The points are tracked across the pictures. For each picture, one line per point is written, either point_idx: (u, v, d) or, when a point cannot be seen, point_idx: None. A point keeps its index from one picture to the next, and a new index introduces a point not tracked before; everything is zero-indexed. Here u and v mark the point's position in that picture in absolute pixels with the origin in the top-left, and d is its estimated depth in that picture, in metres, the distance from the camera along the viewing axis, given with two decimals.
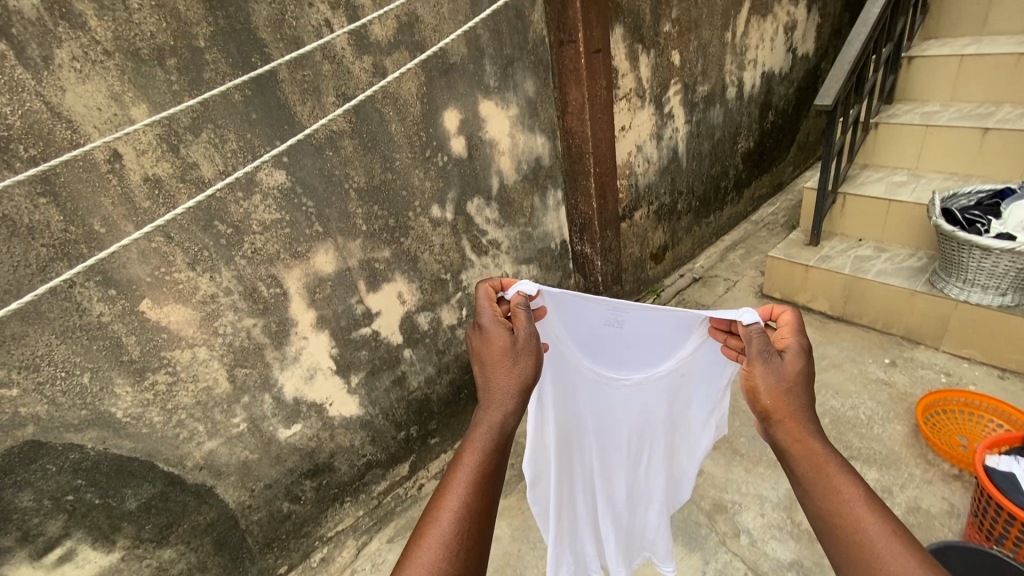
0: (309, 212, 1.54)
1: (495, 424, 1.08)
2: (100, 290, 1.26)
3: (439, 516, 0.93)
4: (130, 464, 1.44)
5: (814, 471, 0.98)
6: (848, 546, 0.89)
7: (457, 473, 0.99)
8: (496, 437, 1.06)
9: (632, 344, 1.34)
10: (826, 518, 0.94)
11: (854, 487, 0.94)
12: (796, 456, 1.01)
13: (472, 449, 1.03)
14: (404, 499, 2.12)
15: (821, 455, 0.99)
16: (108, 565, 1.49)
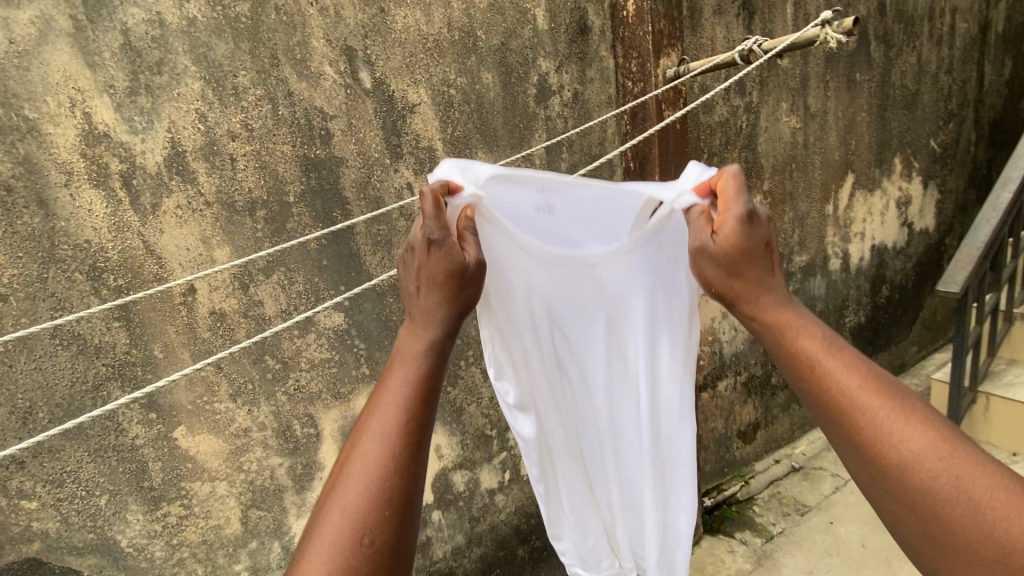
0: (360, 354, 1.54)
1: (424, 352, 0.78)
2: (142, 413, 1.29)
3: (353, 481, 0.69)
4: None
5: (861, 418, 0.69)
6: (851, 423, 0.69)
7: (378, 422, 0.73)
8: (431, 364, 0.78)
9: (592, 219, 1.01)
10: (822, 411, 0.73)
11: (916, 418, 0.67)
12: (827, 382, 0.72)
13: (394, 386, 0.75)
14: None
15: (853, 378, 0.71)
16: None
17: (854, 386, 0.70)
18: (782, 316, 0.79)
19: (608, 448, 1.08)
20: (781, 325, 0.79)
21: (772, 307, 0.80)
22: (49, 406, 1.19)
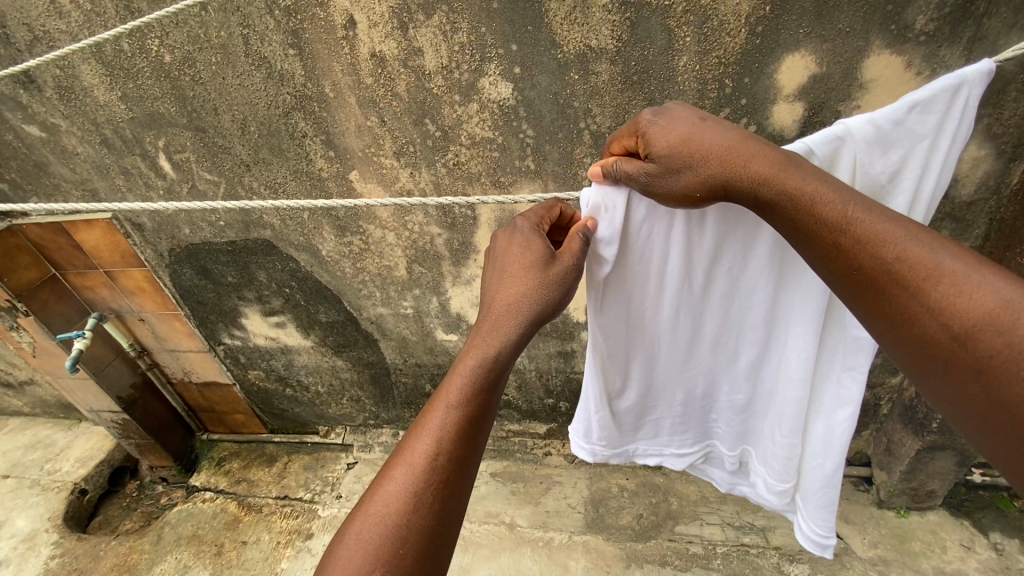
0: (526, 141, 1.23)
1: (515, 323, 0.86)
2: (324, 148, 1.34)
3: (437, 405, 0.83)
4: (325, 291, 1.70)
5: (865, 247, 0.69)
6: (847, 265, 0.71)
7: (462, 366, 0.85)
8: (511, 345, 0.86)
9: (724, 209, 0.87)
10: (824, 253, 0.72)
11: (904, 231, 0.69)
12: (858, 243, 0.70)
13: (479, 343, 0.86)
14: (528, 452, 2.06)
15: (899, 233, 0.68)
16: (304, 346, 1.91)
17: (893, 239, 0.68)
18: (765, 153, 0.75)
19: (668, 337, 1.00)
20: (793, 165, 0.74)
21: (789, 171, 0.73)
22: (256, 122, 1.32)
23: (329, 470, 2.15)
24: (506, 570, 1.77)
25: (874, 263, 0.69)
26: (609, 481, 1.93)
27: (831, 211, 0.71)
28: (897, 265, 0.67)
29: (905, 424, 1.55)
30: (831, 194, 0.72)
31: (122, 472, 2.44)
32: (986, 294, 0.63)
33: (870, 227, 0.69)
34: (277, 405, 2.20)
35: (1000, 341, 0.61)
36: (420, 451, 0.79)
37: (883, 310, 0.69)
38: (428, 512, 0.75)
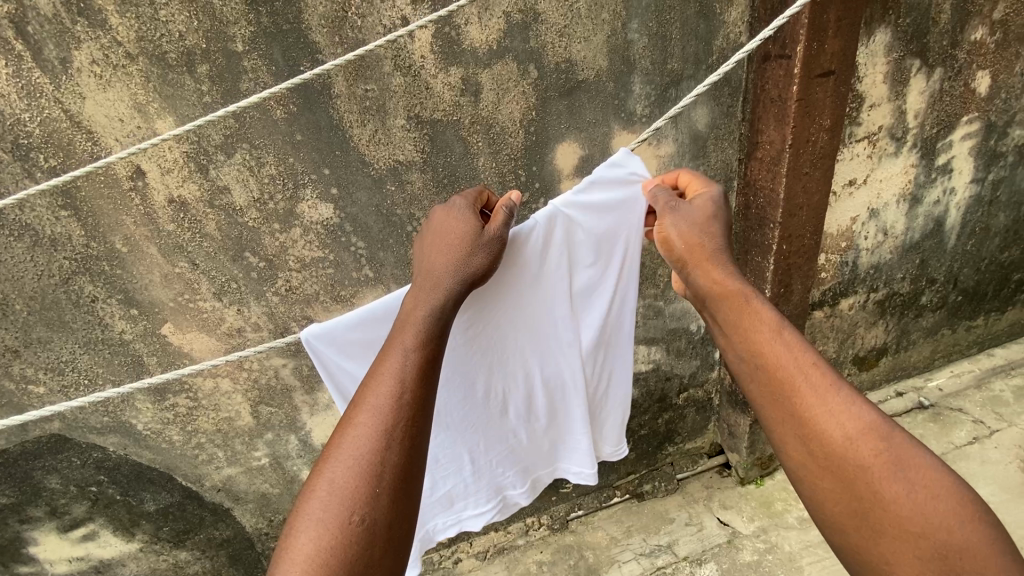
0: (358, 253, 1.26)
1: (429, 313, 0.88)
2: (122, 308, 1.18)
3: (358, 411, 0.80)
4: (149, 472, 1.41)
5: (787, 369, 0.83)
6: (773, 378, 0.84)
7: (382, 368, 0.83)
8: (434, 326, 0.87)
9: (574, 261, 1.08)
10: (746, 358, 0.88)
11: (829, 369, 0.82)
12: (757, 353, 0.86)
13: (394, 345, 0.85)
14: (436, 567, 1.90)
15: (806, 356, 0.83)
16: (129, 550, 1.52)
17: (791, 357, 0.83)
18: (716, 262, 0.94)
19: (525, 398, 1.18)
20: (730, 298, 0.91)
21: (730, 292, 0.91)
22: (24, 297, 1.11)
23: None
24: None
25: (793, 382, 0.82)
26: (527, 561, 1.89)
27: (756, 329, 0.87)
28: (799, 376, 0.82)
29: (734, 407, 1.87)
30: (752, 309, 0.88)
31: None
32: (893, 436, 0.77)
33: (769, 346, 0.85)
34: None
35: (886, 458, 0.75)
36: (343, 463, 0.76)
37: (771, 405, 0.84)
38: (370, 532, 0.73)
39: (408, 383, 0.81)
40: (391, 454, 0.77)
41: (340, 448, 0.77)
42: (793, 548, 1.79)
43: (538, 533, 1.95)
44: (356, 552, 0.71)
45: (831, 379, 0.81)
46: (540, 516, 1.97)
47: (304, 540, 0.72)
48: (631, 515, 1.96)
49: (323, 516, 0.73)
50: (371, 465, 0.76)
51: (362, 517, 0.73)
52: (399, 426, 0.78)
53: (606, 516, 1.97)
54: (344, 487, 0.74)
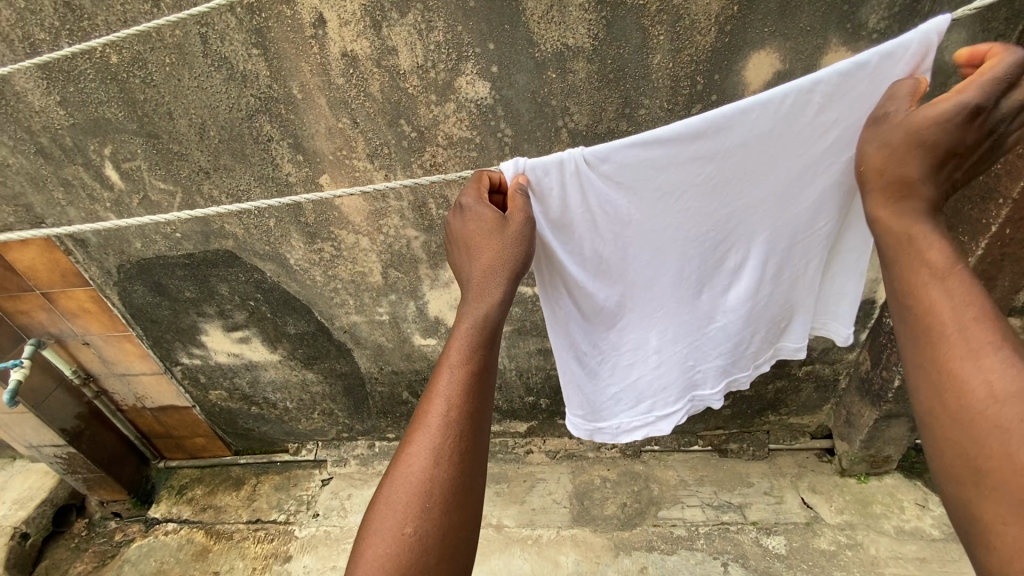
0: (504, 140, 1.23)
1: (479, 322, 0.85)
2: (291, 152, 1.29)
3: (422, 418, 0.81)
4: (294, 301, 1.63)
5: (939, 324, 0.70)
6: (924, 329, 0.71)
7: (440, 378, 0.83)
8: (483, 334, 0.85)
9: (785, 135, 0.88)
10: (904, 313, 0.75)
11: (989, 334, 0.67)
12: (919, 316, 0.72)
13: (450, 355, 0.84)
14: (509, 451, 2.06)
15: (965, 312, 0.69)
16: (272, 360, 1.82)
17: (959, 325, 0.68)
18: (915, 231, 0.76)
19: (630, 271, 1.06)
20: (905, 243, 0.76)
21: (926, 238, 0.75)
22: (217, 126, 1.25)
23: (303, 489, 2.06)
24: (497, 571, 1.76)
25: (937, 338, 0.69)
26: (593, 473, 1.97)
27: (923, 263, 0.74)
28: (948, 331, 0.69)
29: (863, 396, 1.67)
30: (914, 267, 0.74)
31: (68, 511, 2.24)
32: None
33: (942, 307, 0.70)
34: (241, 424, 2.08)
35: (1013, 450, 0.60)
36: (410, 475, 0.78)
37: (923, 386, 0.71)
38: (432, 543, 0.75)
39: (467, 398, 0.81)
40: (453, 467, 0.78)
41: (406, 458, 0.79)
42: (880, 554, 1.64)
43: (609, 453, 2.00)
44: (420, 559, 0.74)
45: (974, 301, 0.69)
46: (615, 439, 2.01)
47: (373, 542, 0.76)
48: (708, 466, 1.92)
49: (390, 525, 0.76)
50: (420, 482, 0.77)
51: (422, 529, 0.75)
52: (444, 445, 0.79)
53: (682, 459, 1.96)
54: (410, 497, 0.77)
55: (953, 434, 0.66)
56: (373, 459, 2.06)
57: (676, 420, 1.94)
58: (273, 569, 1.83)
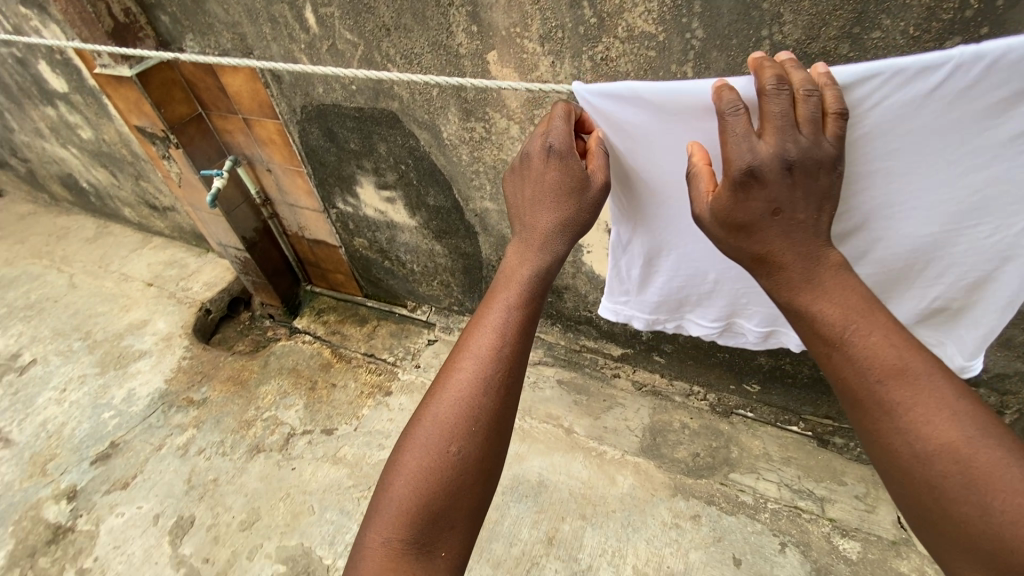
0: (690, 45, 1.09)
1: (531, 272, 0.93)
2: (467, 23, 1.28)
3: (467, 350, 0.87)
4: (438, 174, 1.71)
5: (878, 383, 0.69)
6: (865, 387, 0.70)
7: (489, 314, 0.90)
8: (537, 279, 0.93)
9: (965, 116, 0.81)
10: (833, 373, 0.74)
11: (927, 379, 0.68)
12: (833, 360, 0.73)
13: (500, 297, 0.91)
14: (597, 369, 2.10)
15: (900, 360, 0.69)
16: (409, 224, 1.99)
17: (881, 364, 0.69)
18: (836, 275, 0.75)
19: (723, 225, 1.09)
20: (833, 294, 0.74)
21: (850, 290, 0.74)
22: None
23: (412, 343, 2.32)
24: (557, 466, 1.88)
25: (881, 395, 0.69)
26: (673, 416, 1.96)
27: (833, 328, 0.73)
28: (881, 387, 0.69)
29: None
30: (822, 299, 0.75)
31: (238, 303, 2.79)
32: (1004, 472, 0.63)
33: (860, 344, 0.71)
34: (374, 274, 2.35)
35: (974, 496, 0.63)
36: (452, 400, 0.84)
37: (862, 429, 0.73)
38: (464, 465, 0.82)
39: (509, 338, 0.87)
40: (490, 399, 0.84)
41: (449, 386, 0.85)
42: None
43: (696, 402, 1.96)
44: (452, 478, 0.81)
45: (913, 345, 0.69)
46: (707, 392, 1.96)
47: (410, 457, 0.84)
48: (799, 450, 1.81)
49: (427, 443, 0.83)
50: (465, 408, 0.83)
51: (460, 453, 0.82)
52: (495, 376, 0.84)
53: (772, 434, 1.86)
54: (447, 424, 0.83)
55: (912, 487, 0.67)
56: None
57: (780, 394, 1.82)
58: (375, 398, 2.15)
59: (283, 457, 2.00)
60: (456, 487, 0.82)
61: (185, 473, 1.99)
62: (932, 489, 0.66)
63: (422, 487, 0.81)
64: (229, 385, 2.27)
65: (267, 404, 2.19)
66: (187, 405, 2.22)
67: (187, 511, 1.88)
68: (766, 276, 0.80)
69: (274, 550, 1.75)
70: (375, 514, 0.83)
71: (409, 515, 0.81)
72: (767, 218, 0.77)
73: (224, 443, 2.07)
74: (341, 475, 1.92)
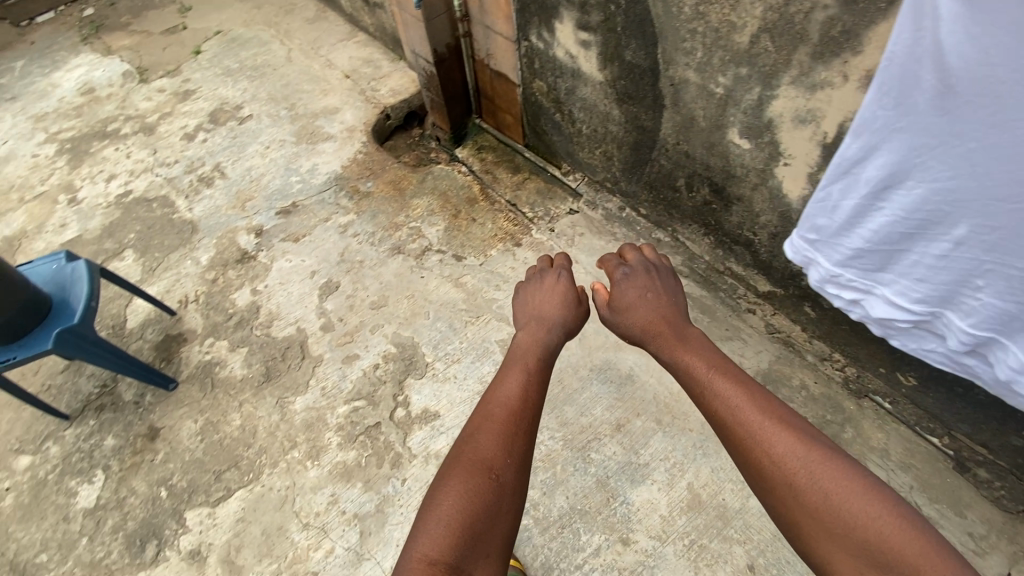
0: None
1: (545, 341, 1.40)
2: None
3: (492, 407, 1.21)
4: (648, 25, 1.52)
5: (747, 434, 1.04)
6: (737, 435, 1.06)
7: (508, 381, 1.29)
8: (543, 351, 1.39)
9: None
10: (725, 431, 1.09)
11: (770, 416, 1.05)
12: (709, 402, 1.13)
13: (518, 367, 1.33)
14: (732, 296, 1.92)
15: (753, 411, 1.06)
16: (595, 79, 1.84)
17: (738, 400, 1.09)
18: (697, 351, 1.25)
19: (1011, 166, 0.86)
20: (711, 368, 1.18)
21: (716, 365, 1.19)
22: None
23: (555, 206, 2.30)
24: (651, 368, 1.83)
25: (754, 438, 1.03)
26: (795, 373, 1.77)
27: (717, 396, 1.12)
28: (749, 434, 1.04)
29: None
30: (692, 360, 1.23)
31: (413, 118, 2.95)
32: (833, 472, 0.95)
33: (720, 388, 1.13)
34: (542, 124, 2.29)
35: (822, 498, 0.93)
36: (485, 450, 1.11)
37: (740, 459, 1.06)
38: (503, 488, 1.05)
39: (533, 393, 1.25)
40: (518, 442, 1.13)
41: (483, 434, 1.13)
42: None
43: (828, 370, 1.75)
44: (493, 497, 1.03)
45: (763, 398, 1.09)
46: (846, 364, 1.74)
47: (452, 491, 1.04)
48: (927, 463, 1.58)
49: (470, 477, 1.05)
50: (499, 454, 1.10)
51: (503, 477, 1.06)
52: (521, 414, 1.19)
53: (903, 436, 1.63)
54: (486, 460, 1.08)
55: (793, 506, 0.96)
56: (616, 220, 2.17)
57: (937, 399, 1.58)
58: (505, 243, 2.24)
59: (416, 263, 2.23)
60: (495, 511, 1.02)
61: (339, 246, 2.32)
62: (805, 495, 0.95)
63: (467, 506, 1.01)
64: (389, 187, 2.50)
65: (415, 214, 2.39)
66: (353, 192, 2.50)
67: (336, 278, 2.22)
68: (668, 353, 1.28)
69: (390, 332, 2.04)
70: (421, 538, 0.98)
71: (454, 533, 0.97)
72: (638, 302, 1.38)
73: (374, 235, 2.34)
74: (457, 297, 2.10)
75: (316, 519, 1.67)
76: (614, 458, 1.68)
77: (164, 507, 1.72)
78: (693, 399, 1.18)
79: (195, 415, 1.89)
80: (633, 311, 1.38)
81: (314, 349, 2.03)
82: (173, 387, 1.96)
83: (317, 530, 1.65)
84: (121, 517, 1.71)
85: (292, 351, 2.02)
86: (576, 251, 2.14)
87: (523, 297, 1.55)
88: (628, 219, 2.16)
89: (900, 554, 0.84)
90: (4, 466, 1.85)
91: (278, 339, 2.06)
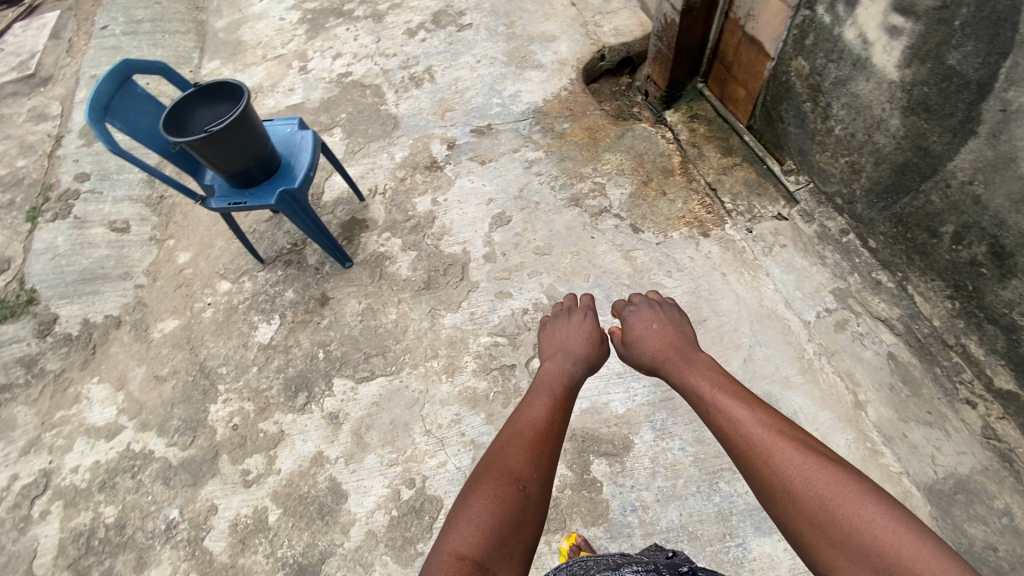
0: None
1: (570, 372, 1.38)
2: None
3: (516, 427, 1.16)
4: (1003, 33, 1.27)
5: (752, 445, 0.99)
6: (744, 449, 1.00)
7: (532, 407, 1.23)
8: (569, 380, 1.36)
9: None
10: (736, 447, 1.02)
11: (771, 426, 1.00)
12: (715, 415, 1.10)
13: (543, 393, 1.29)
14: (948, 374, 1.61)
15: (752, 421, 1.03)
16: (885, 77, 1.58)
17: (740, 415, 1.05)
18: (708, 374, 1.22)
19: None
20: (720, 386, 1.16)
21: (725, 385, 1.16)
22: None
23: (760, 205, 2.04)
24: (818, 421, 1.62)
25: (758, 450, 0.97)
26: (1002, 491, 1.46)
27: (722, 412, 1.09)
28: (755, 444, 0.98)
29: None
30: (699, 380, 1.22)
31: (625, 65, 2.75)
32: (839, 482, 0.85)
33: (722, 402, 1.11)
34: (782, 109, 2.00)
35: (828, 511, 0.83)
36: (511, 462, 1.05)
37: (746, 471, 0.99)
38: (525, 500, 0.98)
39: (557, 415, 1.21)
40: (542, 461, 1.07)
41: (508, 449, 1.09)
42: None
43: None
44: (518, 507, 0.96)
45: (765, 410, 1.05)
46: None
47: (477, 497, 0.97)
48: None
49: (494, 486, 0.99)
50: (525, 471, 1.03)
51: (526, 492, 0.99)
52: (552, 435, 1.14)
53: None
54: (510, 474, 1.02)
55: (802, 522, 0.86)
56: (831, 242, 1.89)
57: None
58: (690, 228, 2.04)
59: (591, 220, 2.13)
60: (518, 520, 0.95)
61: (520, 180, 2.29)
62: (805, 503, 0.86)
63: (492, 513, 0.94)
64: (585, 133, 2.38)
65: (603, 169, 2.25)
66: (547, 128, 2.43)
67: (510, 211, 2.21)
68: (682, 383, 1.26)
69: (547, 282, 2.01)
70: (446, 537, 0.91)
71: (481, 535, 0.90)
72: (647, 334, 1.40)
73: (557, 178, 2.27)
74: (624, 268, 1.99)
75: (437, 429, 1.78)
76: (745, 495, 1.55)
77: (320, 366, 1.95)
78: (707, 421, 1.13)
79: (361, 297, 2.07)
80: (644, 345, 1.39)
81: (473, 273, 2.08)
82: (348, 266, 2.14)
83: (435, 439, 1.76)
84: (285, 361, 1.97)
85: (454, 270, 2.09)
86: (771, 262, 1.91)
87: (545, 335, 1.57)
88: (847, 247, 1.86)
89: (896, 555, 0.74)
90: (208, 283, 2.17)
91: (444, 254, 2.14)
